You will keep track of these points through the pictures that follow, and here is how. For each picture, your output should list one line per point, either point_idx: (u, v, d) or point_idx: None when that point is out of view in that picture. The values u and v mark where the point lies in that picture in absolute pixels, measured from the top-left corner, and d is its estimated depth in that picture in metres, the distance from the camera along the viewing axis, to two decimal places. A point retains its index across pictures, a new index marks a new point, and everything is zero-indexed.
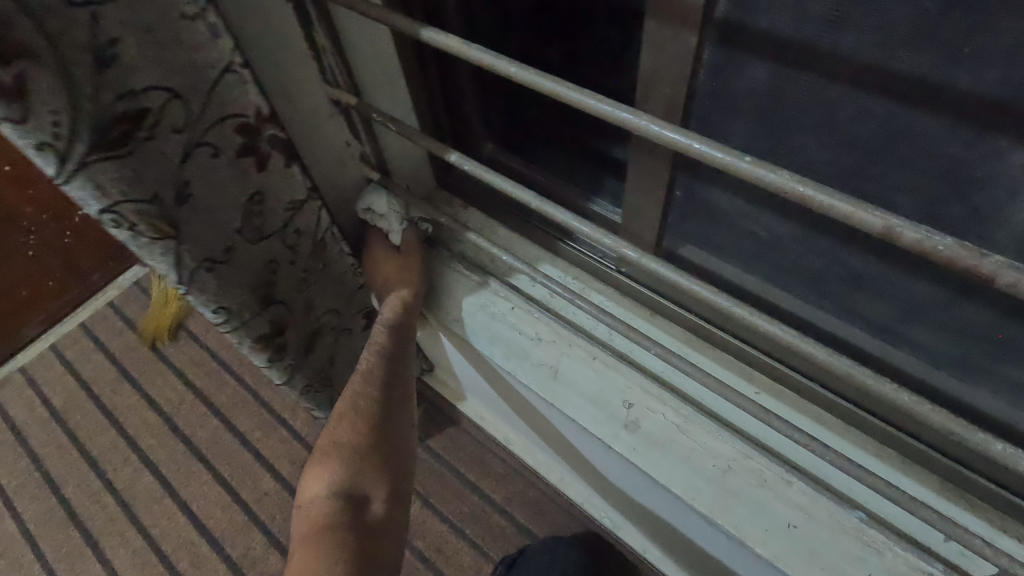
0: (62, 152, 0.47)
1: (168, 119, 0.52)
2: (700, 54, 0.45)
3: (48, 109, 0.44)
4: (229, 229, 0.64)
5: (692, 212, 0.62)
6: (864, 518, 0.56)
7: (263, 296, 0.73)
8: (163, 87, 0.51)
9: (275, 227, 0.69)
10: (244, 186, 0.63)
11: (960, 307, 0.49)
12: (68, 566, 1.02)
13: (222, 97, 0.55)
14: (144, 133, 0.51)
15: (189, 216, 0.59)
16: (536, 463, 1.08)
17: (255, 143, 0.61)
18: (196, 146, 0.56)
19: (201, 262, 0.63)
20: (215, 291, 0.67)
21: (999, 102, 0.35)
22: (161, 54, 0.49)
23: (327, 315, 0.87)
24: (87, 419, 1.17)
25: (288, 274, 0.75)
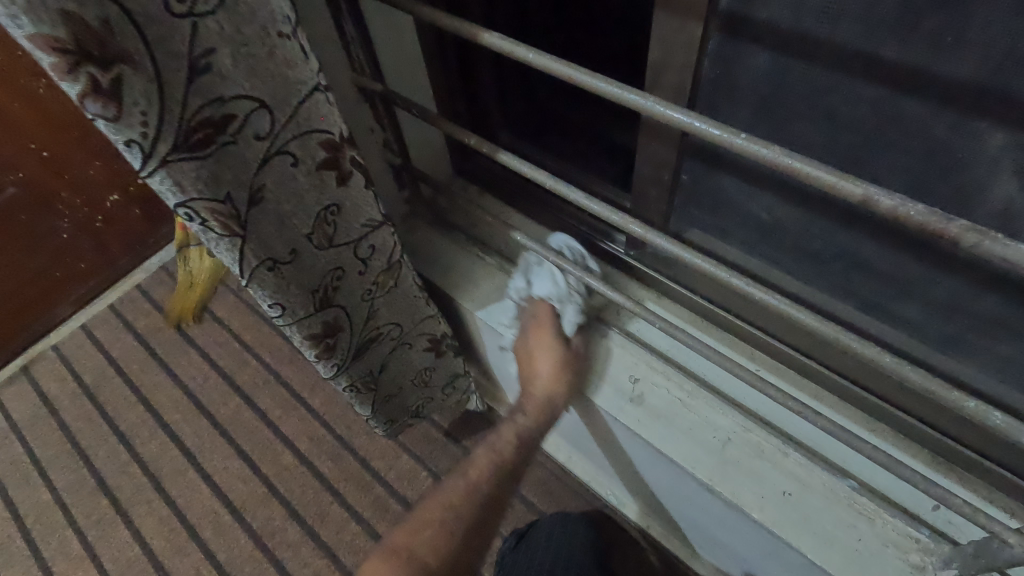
0: (145, 151, 0.37)
1: (251, 126, 0.42)
2: (704, 45, 0.43)
3: (138, 110, 0.35)
4: (297, 234, 0.51)
5: (698, 198, 0.57)
6: (855, 487, 0.55)
7: (321, 300, 0.59)
8: (256, 97, 0.40)
9: (346, 238, 0.56)
10: (320, 197, 0.50)
11: (978, 295, 0.44)
12: (98, 531, 1.08)
13: (307, 116, 0.44)
14: (226, 138, 0.41)
15: (260, 219, 0.47)
16: (545, 442, 1.00)
17: (337, 159, 0.49)
18: (274, 156, 0.45)
19: (265, 258, 0.50)
20: (275, 291, 0.54)
21: (981, 87, 0.33)
22: (255, 67, 0.39)
23: (391, 332, 0.72)
24: (115, 396, 1.24)
25: (352, 288, 0.61)
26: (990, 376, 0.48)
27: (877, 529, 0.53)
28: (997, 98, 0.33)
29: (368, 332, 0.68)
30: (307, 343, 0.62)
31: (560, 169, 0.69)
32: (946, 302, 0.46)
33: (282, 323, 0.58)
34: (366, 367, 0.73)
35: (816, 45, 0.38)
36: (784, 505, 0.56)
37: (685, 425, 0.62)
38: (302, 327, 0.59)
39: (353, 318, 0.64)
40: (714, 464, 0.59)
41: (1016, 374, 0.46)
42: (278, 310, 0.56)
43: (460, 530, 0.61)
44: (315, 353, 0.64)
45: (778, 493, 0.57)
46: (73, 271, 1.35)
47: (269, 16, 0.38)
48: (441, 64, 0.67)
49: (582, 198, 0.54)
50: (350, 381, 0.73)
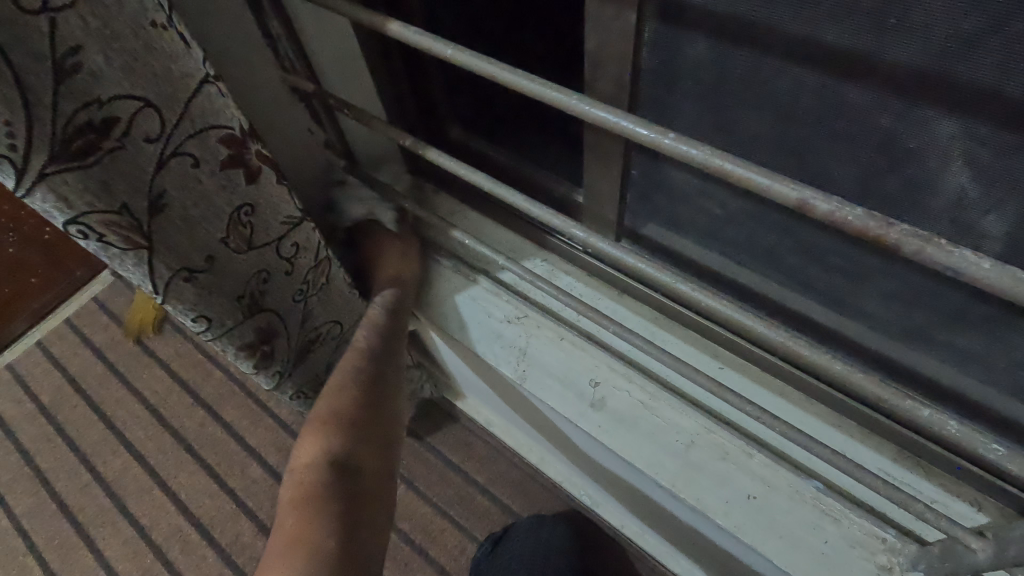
0: (18, 165, 0.35)
1: (141, 128, 0.39)
2: (641, 33, 0.40)
3: (1, 119, 0.33)
4: (209, 238, 0.49)
5: (651, 192, 0.54)
6: (821, 486, 0.53)
7: (251, 305, 0.57)
8: (139, 96, 0.38)
9: (265, 239, 0.54)
10: (231, 198, 0.48)
11: (939, 290, 0.41)
12: (60, 555, 1.04)
13: (202, 109, 0.42)
14: (112, 143, 0.38)
15: (166, 227, 0.45)
16: (517, 444, 0.97)
17: (242, 155, 0.47)
18: (171, 157, 0.42)
19: (179, 269, 0.48)
20: (195, 302, 0.51)
21: (926, 72, 0.31)
22: (133, 64, 0.37)
23: (332, 330, 0.71)
24: (74, 414, 1.19)
25: (281, 291, 0.59)
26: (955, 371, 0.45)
27: (843, 530, 0.52)
28: (946, 84, 0.31)
29: (306, 332, 0.67)
30: (241, 353, 0.60)
31: (511, 167, 0.66)
32: (904, 296, 0.43)
33: (209, 336, 0.56)
34: (310, 370, 0.73)
35: (755, 31, 0.35)
36: (750, 508, 0.54)
37: (645, 428, 0.60)
38: (230, 336, 0.57)
39: (288, 322, 0.63)
40: (678, 468, 0.57)
41: (984, 371, 0.44)
42: (204, 323, 0.54)
43: (354, 413, 0.56)
44: (251, 362, 0.62)
45: (744, 496, 0.55)
46: (24, 284, 1.31)
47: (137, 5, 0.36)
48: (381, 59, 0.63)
49: (522, 200, 0.51)
50: (295, 387, 0.72)
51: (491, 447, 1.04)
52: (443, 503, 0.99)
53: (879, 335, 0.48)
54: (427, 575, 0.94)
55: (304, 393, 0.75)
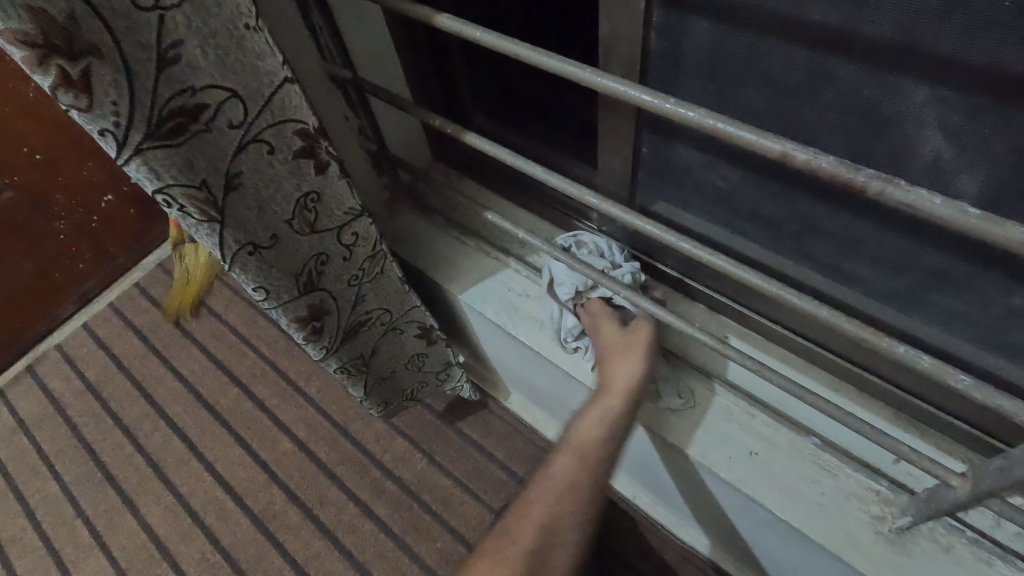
0: (118, 139, 0.40)
1: (225, 115, 0.45)
2: (649, 18, 0.45)
3: (110, 99, 0.38)
4: (276, 219, 0.54)
5: (659, 171, 0.59)
6: (818, 443, 0.57)
7: (306, 282, 0.62)
8: (227, 88, 0.43)
9: (327, 226, 0.59)
10: (299, 184, 0.54)
11: (927, 252, 0.45)
12: (106, 520, 1.11)
13: (281, 106, 0.47)
14: (199, 126, 0.44)
15: (238, 204, 0.50)
16: (534, 420, 1.05)
17: (315, 148, 0.52)
18: (250, 143, 0.48)
19: (245, 243, 0.53)
20: (258, 275, 0.57)
21: (899, 44, 0.35)
22: (224, 58, 0.42)
23: (382, 317, 0.75)
24: (117, 391, 1.27)
25: (338, 273, 0.64)
26: (942, 330, 0.49)
27: (841, 484, 0.55)
28: (917, 56, 0.35)
29: (356, 315, 0.71)
30: (295, 326, 0.65)
31: (532, 151, 0.71)
32: (893, 259, 0.47)
33: (268, 306, 0.61)
34: (356, 350, 0.76)
35: (747, 13, 0.40)
36: (751, 463, 0.58)
37: None
38: (287, 309, 0.62)
39: (339, 302, 0.68)
40: (686, 429, 0.61)
41: (975, 330, 0.47)
42: (263, 293, 0.59)
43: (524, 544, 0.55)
44: (303, 334, 0.67)
45: (746, 453, 0.58)
46: (72, 272, 1.37)
47: (235, 9, 0.41)
48: (410, 51, 0.69)
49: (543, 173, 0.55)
50: (340, 363, 0.76)
51: (508, 424, 1.09)
52: (463, 477, 1.04)
53: (872, 299, 0.51)
54: (448, 543, 0.99)
55: (347, 369, 0.78)
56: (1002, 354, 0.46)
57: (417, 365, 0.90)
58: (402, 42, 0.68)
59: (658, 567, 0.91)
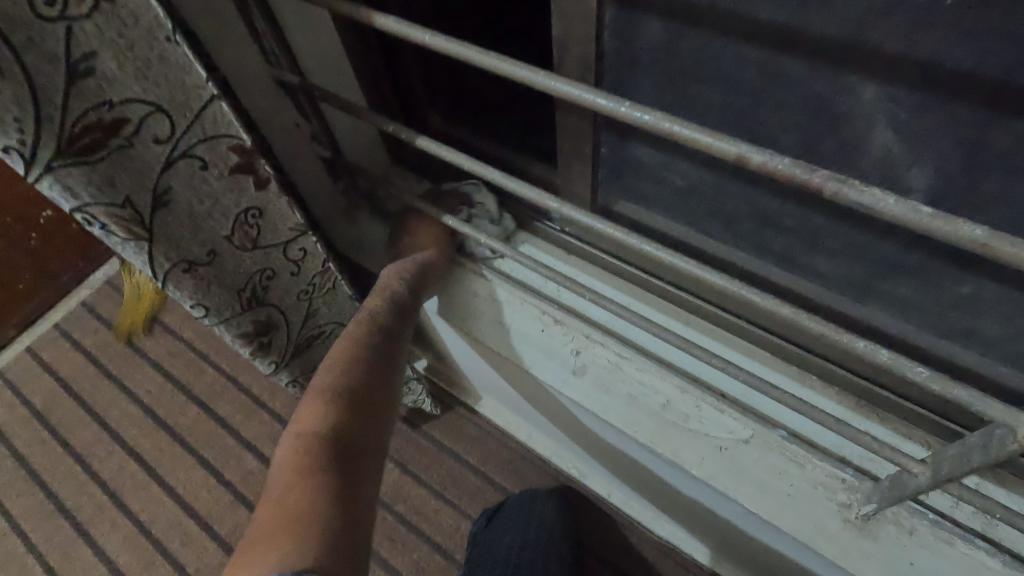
0: (26, 157, 0.39)
1: (150, 129, 0.44)
2: (601, 18, 0.44)
3: (13, 116, 0.36)
4: (214, 235, 0.54)
5: (621, 170, 0.58)
6: (785, 435, 0.57)
7: (250, 297, 0.62)
8: (150, 101, 0.42)
9: (272, 241, 0.59)
10: (239, 200, 0.53)
11: (881, 245, 0.45)
12: (60, 554, 1.05)
13: (213, 121, 0.47)
14: (121, 142, 0.43)
15: (169, 220, 0.50)
16: (506, 423, 1.01)
17: (253, 164, 0.52)
18: (181, 158, 0.47)
19: (179, 260, 0.53)
20: (196, 293, 0.56)
21: (848, 41, 0.35)
22: (145, 71, 0.41)
23: (333, 330, 0.79)
24: (67, 416, 1.20)
25: (285, 288, 0.65)
26: (899, 321, 0.50)
27: (807, 473, 0.56)
28: (868, 53, 0.35)
29: (306, 329, 0.73)
30: (239, 341, 0.65)
31: (492, 154, 0.70)
32: (849, 252, 0.48)
33: (209, 322, 0.61)
34: (308, 363, 0.78)
35: (698, 13, 0.40)
36: (722, 458, 0.58)
37: (628, 393, 0.63)
38: (231, 324, 0.62)
39: (288, 317, 0.69)
40: (655, 427, 0.61)
41: (934, 321, 0.48)
42: (202, 310, 0.58)
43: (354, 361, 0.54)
44: (249, 350, 0.67)
45: (716, 448, 0.59)
46: (12, 292, 1.30)
47: (152, 21, 0.40)
48: (361, 53, 0.66)
49: (501, 177, 0.54)
50: (292, 376, 0.78)
51: (481, 428, 1.07)
52: (438, 484, 1.03)
53: (829, 290, 0.52)
54: (425, 553, 0.97)
55: (300, 382, 0.80)
56: (953, 339, 0.48)
57: None
58: (352, 45, 0.65)
59: (634, 561, 0.92)
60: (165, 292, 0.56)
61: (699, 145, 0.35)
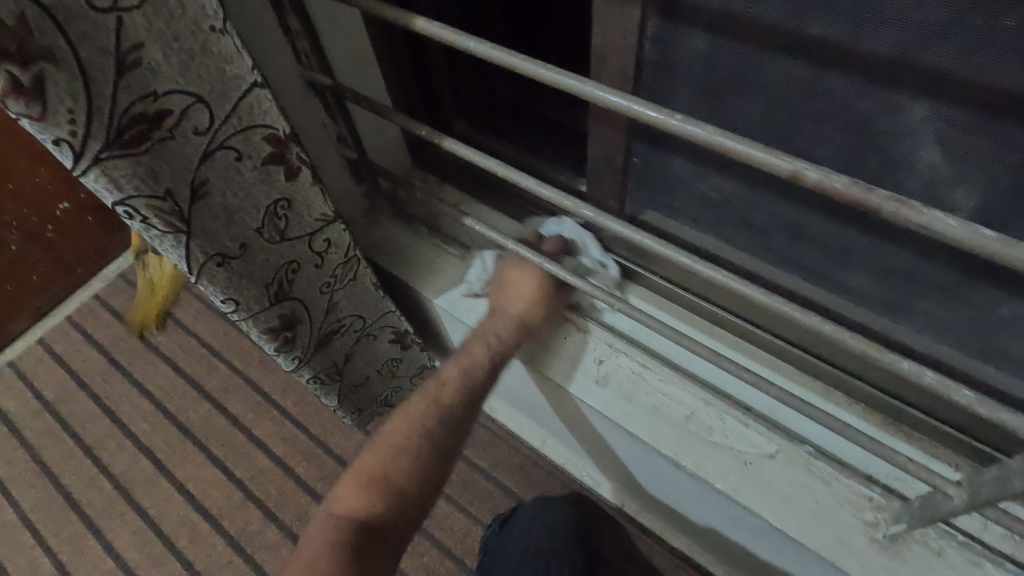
0: (76, 149, 0.39)
1: (190, 120, 0.43)
2: (643, 28, 0.44)
3: (66, 107, 0.36)
4: (245, 228, 0.53)
5: (651, 179, 0.58)
6: (812, 451, 0.57)
7: (277, 291, 0.61)
8: (192, 92, 0.42)
9: (298, 233, 0.59)
10: (269, 192, 0.53)
11: (918, 264, 0.45)
12: (69, 547, 1.05)
13: (249, 111, 0.47)
14: (163, 133, 0.42)
15: (205, 213, 0.49)
16: (519, 428, 1.01)
17: (283, 152, 0.51)
18: (217, 149, 0.47)
19: (214, 253, 0.52)
20: (227, 287, 0.56)
21: (899, 59, 0.34)
22: (189, 62, 0.41)
23: (354, 324, 0.76)
24: (79, 409, 1.20)
25: (309, 281, 0.64)
26: (932, 339, 0.49)
27: (833, 489, 0.56)
28: (917, 71, 0.35)
29: (328, 323, 0.71)
30: (266, 337, 0.65)
31: (518, 159, 0.69)
32: (884, 270, 0.47)
33: (238, 317, 0.61)
34: (328, 358, 0.77)
35: (743, 26, 0.39)
36: (745, 472, 0.58)
37: (651, 403, 0.63)
38: (258, 319, 0.62)
39: (311, 310, 0.67)
40: (675, 438, 0.61)
41: (971, 340, 0.47)
42: (233, 305, 0.58)
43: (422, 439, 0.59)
44: (275, 345, 0.67)
45: (740, 462, 0.58)
46: (26, 283, 1.30)
47: (199, 11, 0.40)
48: (391, 55, 0.66)
49: (534, 183, 0.53)
50: (313, 372, 0.77)
51: (492, 433, 1.06)
52: (448, 488, 1.02)
53: (859, 305, 0.52)
54: (435, 557, 0.97)
55: (320, 378, 0.79)
56: (986, 359, 0.47)
57: (392, 371, 0.91)
58: (383, 47, 0.65)
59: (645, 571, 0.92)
60: (198, 288, 0.56)
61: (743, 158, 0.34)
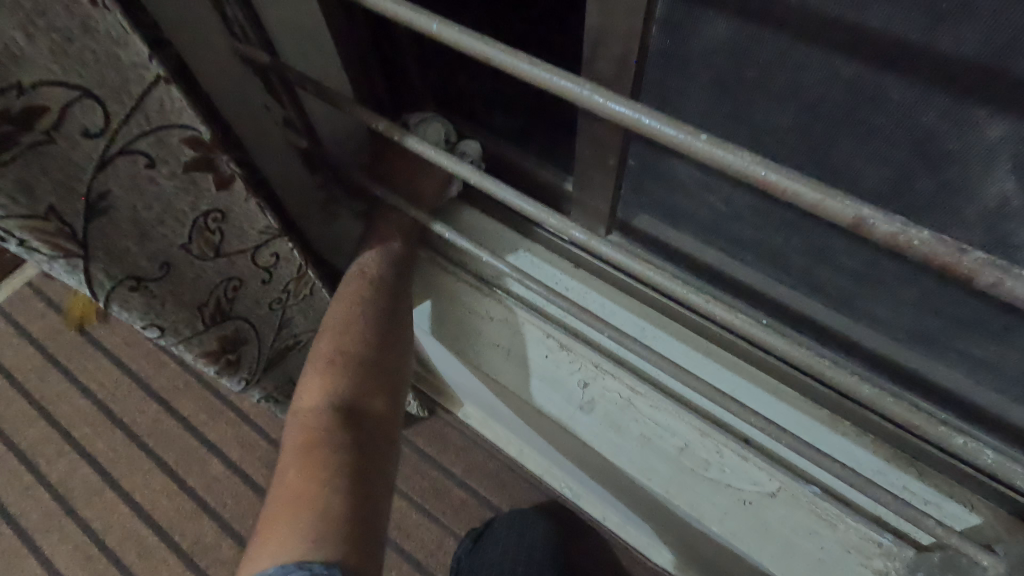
0: None
1: (75, 120, 0.35)
2: (651, 11, 0.35)
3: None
4: (166, 245, 0.45)
5: (651, 184, 0.50)
6: (819, 492, 0.50)
7: (214, 312, 0.53)
8: (73, 85, 0.33)
9: (238, 248, 0.50)
10: (195, 203, 0.44)
11: (965, 303, 0.39)
12: (2, 564, 0.96)
13: (159, 109, 0.38)
14: (36, 137, 0.33)
15: (108, 231, 0.41)
16: (495, 436, 0.94)
17: (211, 160, 0.43)
18: (119, 155, 0.38)
19: (126, 277, 0.44)
20: (146, 312, 0.47)
21: (985, 67, 0.27)
22: (64, 48, 0.32)
23: (311, 338, 0.69)
24: (11, 411, 1.09)
25: (255, 298, 0.56)
26: (965, 378, 0.44)
27: (839, 535, 0.50)
28: (1003, 83, 0.27)
29: (280, 340, 0.64)
30: (204, 360, 0.57)
31: (494, 153, 0.61)
32: (918, 301, 0.41)
33: (166, 343, 0.52)
34: (281, 376, 0.70)
35: (785, 12, 0.31)
36: (745, 512, 0.53)
37: (643, 432, 0.57)
38: (191, 345, 0.54)
39: (259, 329, 0.60)
40: (671, 474, 0.56)
41: (1004, 381, 0.42)
42: (157, 331, 0.50)
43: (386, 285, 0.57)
44: (215, 369, 0.59)
45: (739, 502, 0.53)
46: None
47: None
48: (346, 26, 0.56)
49: (518, 198, 0.45)
50: (265, 392, 0.70)
51: (467, 437, 1.00)
52: (419, 497, 0.96)
53: (878, 335, 0.46)
54: (404, 571, 0.91)
55: (274, 397, 0.72)
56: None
57: None
58: (336, 17, 0.55)
59: None
60: (109, 313, 0.47)
61: (770, 187, 0.26)
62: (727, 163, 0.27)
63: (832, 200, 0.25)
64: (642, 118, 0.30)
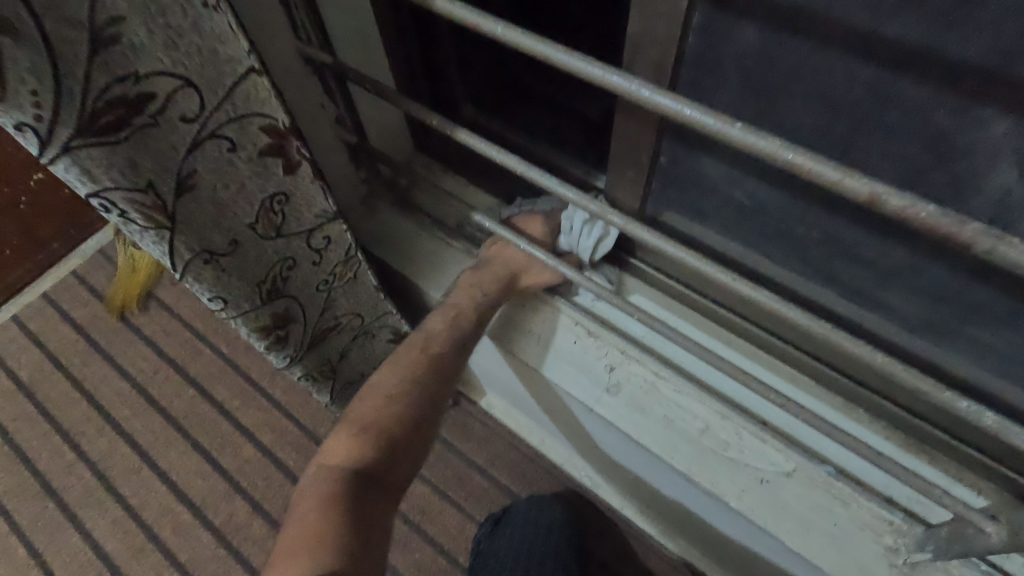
0: (41, 136, 0.34)
1: (177, 106, 0.39)
2: (689, 18, 0.39)
3: (28, 89, 0.32)
4: (237, 223, 0.50)
5: (679, 181, 0.53)
6: (833, 472, 0.54)
7: (270, 288, 0.58)
8: (179, 75, 0.38)
9: (296, 229, 0.55)
10: (265, 185, 0.49)
11: (972, 290, 0.42)
12: (46, 537, 1.01)
13: (245, 98, 0.43)
14: (145, 120, 0.38)
15: (192, 207, 0.45)
16: (516, 425, 0.98)
17: (283, 146, 0.48)
18: (207, 139, 0.43)
19: (201, 251, 0.49)
20: (214, 285, 0.52)
21: (990, 70, 0.31)
22: (176, 41, 0.37)
23: (351, 321, 0.74)
24: (55, 392, 1.15)
25: (305, 278, 0.61)
26: (971, 363, 0.47)
27: (852, 513, 0.53)
28: (1006, 84, 0.31)
29: (324, 321, 0.69)
30: (257, 335, 0.62)
31: (530, 151, 0.65)
32: (928, 289, 0.45)
33: (227, 316, 0.57)
34: (321, 356, 0.74)
35: (812, 21, 0.35)
36: (762, 491, 0.56)
37: (666, 414, 0.60)
38: (248, 318, 0.58)
39: (307, 308, 0.64)
40: (693, 455, 0.58)
41: (1006, 364, 0.45)
42: (221, 303, 0.54)
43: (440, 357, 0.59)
44: (265, 344, 0.63)
45: (757, 481, 0.56)
46: None
47: None
48: (397, 31, 0.60)
49: (559, 185, 0.49)
50: (306, 370, 0.74)
51: (488, 428, 1.04)
52: (442, 483, 1.00)
53: (890, 322, 0.50)
54: (427, 555, 0.95)
55: (313, 376, 0.77)
56: None
57: None
58: (389, 22, 0.59)
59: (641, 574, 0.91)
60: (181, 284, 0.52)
61: (796, 168, 0.30)
62: (758, 146, 0.31)
63: (846, 177, 0.29)
64: (681, 109, 0.34)
